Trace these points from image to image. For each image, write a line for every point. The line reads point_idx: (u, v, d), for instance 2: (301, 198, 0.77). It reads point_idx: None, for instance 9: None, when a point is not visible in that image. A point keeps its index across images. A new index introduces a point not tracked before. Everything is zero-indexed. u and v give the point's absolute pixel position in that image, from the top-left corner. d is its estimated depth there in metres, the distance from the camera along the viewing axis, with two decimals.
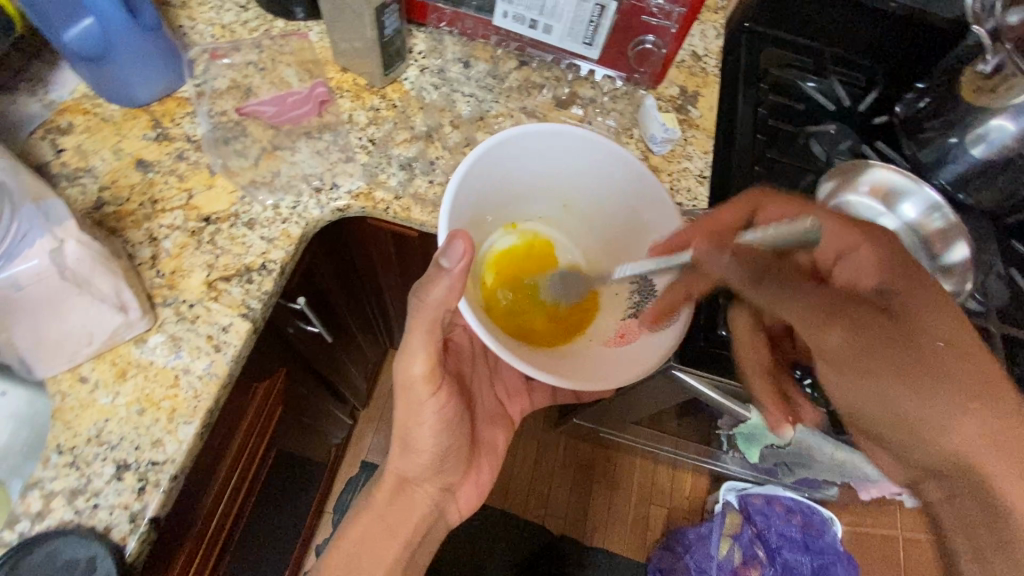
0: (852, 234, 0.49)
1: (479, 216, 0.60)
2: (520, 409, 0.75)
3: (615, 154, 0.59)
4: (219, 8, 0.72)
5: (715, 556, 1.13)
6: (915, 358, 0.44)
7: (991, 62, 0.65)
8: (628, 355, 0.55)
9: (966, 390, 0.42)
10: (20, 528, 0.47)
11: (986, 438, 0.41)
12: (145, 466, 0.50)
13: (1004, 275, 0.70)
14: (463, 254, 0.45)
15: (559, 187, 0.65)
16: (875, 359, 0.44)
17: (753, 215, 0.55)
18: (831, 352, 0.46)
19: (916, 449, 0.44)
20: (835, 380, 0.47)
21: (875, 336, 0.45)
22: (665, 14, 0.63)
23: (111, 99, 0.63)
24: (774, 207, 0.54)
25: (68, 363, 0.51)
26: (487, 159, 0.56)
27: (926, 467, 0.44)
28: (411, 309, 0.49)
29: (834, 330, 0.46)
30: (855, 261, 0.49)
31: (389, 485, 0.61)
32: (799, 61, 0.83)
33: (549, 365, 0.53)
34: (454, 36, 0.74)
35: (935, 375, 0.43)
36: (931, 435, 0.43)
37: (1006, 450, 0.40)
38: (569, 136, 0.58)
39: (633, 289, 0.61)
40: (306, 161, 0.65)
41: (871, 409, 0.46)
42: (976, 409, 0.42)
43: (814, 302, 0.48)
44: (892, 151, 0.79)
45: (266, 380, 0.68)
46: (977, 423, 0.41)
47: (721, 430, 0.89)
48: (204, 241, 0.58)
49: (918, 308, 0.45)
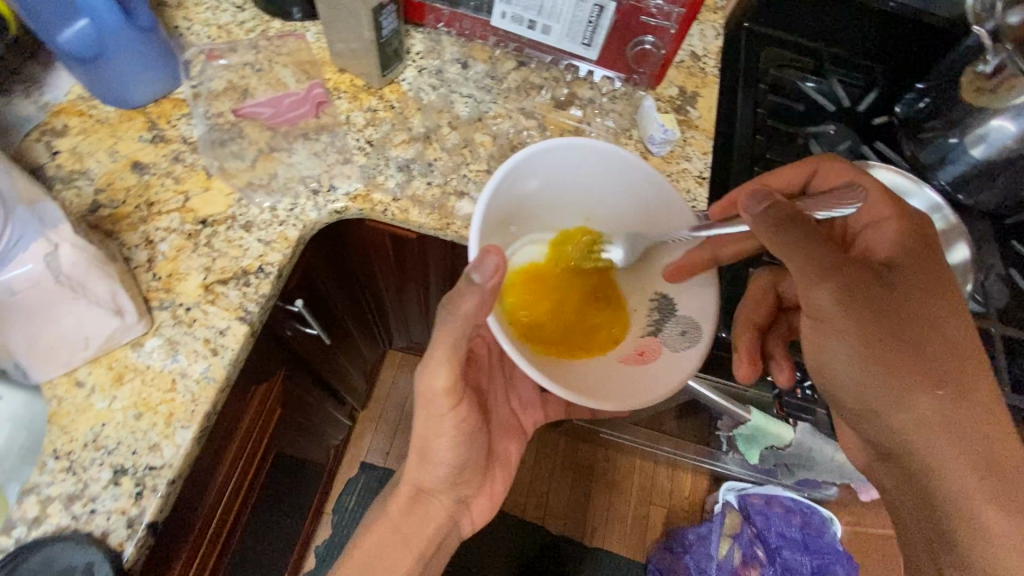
0: (886, 205, 0.53)
1: (504, 224, 0.58)
2: (533, 420, 0.74)
3: (641, 171, 0.58)
4: (215, 9, 0.71)
5: (715, 556, 1.11)
6: (915, 340, 0.46)
7: (992, 62, 0.65)
8: (649, 374, 0.55)
9: (938, 373, 0.46)
10: (16, 534, 0.47)
11: (936, 415, 0.45)
12: (142, 471, 0.49)
13: (1004, 276, 0.70)
14: (495, 269, 0.46)
15: (583, 200, 0.63)
16: (860, 319, 0.46)
17: (812, 178, 0.58)
18: (817, 306, 0.47)
19: (869, 424, 0.48)
20: (814, 338, 0.49)
21: (875, 301, 0.46)
22: (664, 15, 0.63)
23: (106, 100, 0.63)
24: (832, 169, 0.56)
25: (64, 367, 0.51)
26: (514, 171, 0.55)
27: (888, 438, 0.48)
28: (437, 325, 0.48)
29: (825, 286, 0.46)
30: (881, 233, 0.53)
31: (404, 494, 0.61)
32: (799, 61, 0.83)
33: (570, 381, 0.52)
34: (451, 36, 0.73)
35: (926, 353, 0.46)
36: (895, 408, 0.46)
37: (954, 431, 0.45)
38: (594, 153, 0.57)
39: (653, 307, 0.60)
40: (303, 163, 0.64)
41: (842, 378, 0.48)
42: (915, 378, 0.46)
43: (820, 255, 0.46)
44: (892, 152, 0.79)
45: (265, 382, 0.68)
46: (935, 402, 0.45)
47: (720, 431, 0.90)
48: (200, 244, 0.58)
49: (914, 290, 0.48)
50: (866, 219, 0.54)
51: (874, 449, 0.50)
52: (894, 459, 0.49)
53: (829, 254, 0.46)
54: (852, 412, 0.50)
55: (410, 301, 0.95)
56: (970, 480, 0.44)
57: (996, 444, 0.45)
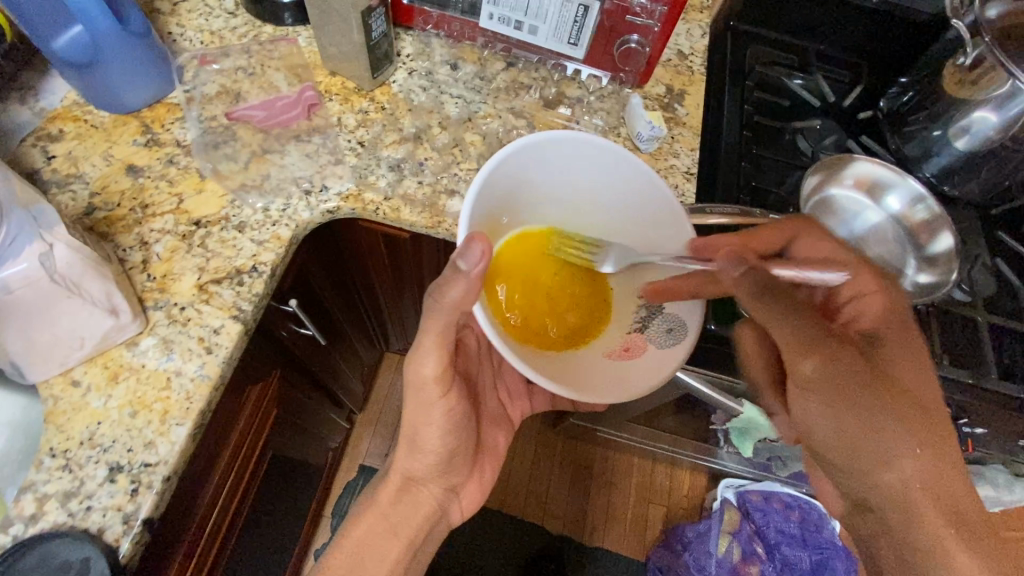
0: (871, 282, 0.55)
1: (501, 212, 0.58)
2: (521, 412, 0.75)
3: (611, 147, 0.57)
4: (207, 15, 0.72)
5: (715, 553, 1.11)
6: (882, 394, 0.47)
7: (971, 56, 0.64)
8: (631, 369, 0.55)
9: (918, 433, 0.47)
10: (13, 531, 0.47)
11: (920, 480, 0.46)
12: (137, 468, 0.50)
13: (992, 266, 0.72)
14: (481, 256, 0.45)
15: (584, 197, 0.63)
16: (839, 399, 0.47)
17: (788, 244, 0.58)
18: (804, 374, 0.48)
19: (859, 481, 0.48)
20: (799, 401, 0.49)
21: (849, 369, 0.47)
22: (648, 13, 0.64)
23: (101, 106, 0.64)
24: (810, 245, 0.57)
25: (59, 367, 0.51)
26: (516, 160, 0.55)
27: (860, 494, 0.49)
28: (425, 310, 0.49)
29: (811, 357, 0.47)
30: (863, 306, 0.54)
31: (396, 483, 0.61)
32: (785, 58, 0.85)
33: (557, 374, 0.53)
34: (440, 38, 0.74)
35: (892, 400, 0.47)
36: (872, 471, 0.47)
37: (932, 493, 0.46)
38: (556, 140, 0.56)
39: (642, 303, 0.60)
40: (295, 164, 0.65)
41: (827, 434, 0.49)
42: (914, 439, 0.46)
43: (797, 328, 0.48)
44: (879, 145, 0.80)
45: (261, 382, 0.69)
46: (920, 465, 0.46)
47: (716, 424, 0.92)
48: (194, 244, 0.59)
49: (892, 357, 0.52)
50: (848, 291, 0.55)
51: (850, 503, 0.50)
52: (877, 511, 0.48)
53: (807, 327, 0.48)
54: (831, 467, 0.50)
55: (405, 302, 0.96)
56: (941, 525, 0.45)
57: (947, 475, 0.46)
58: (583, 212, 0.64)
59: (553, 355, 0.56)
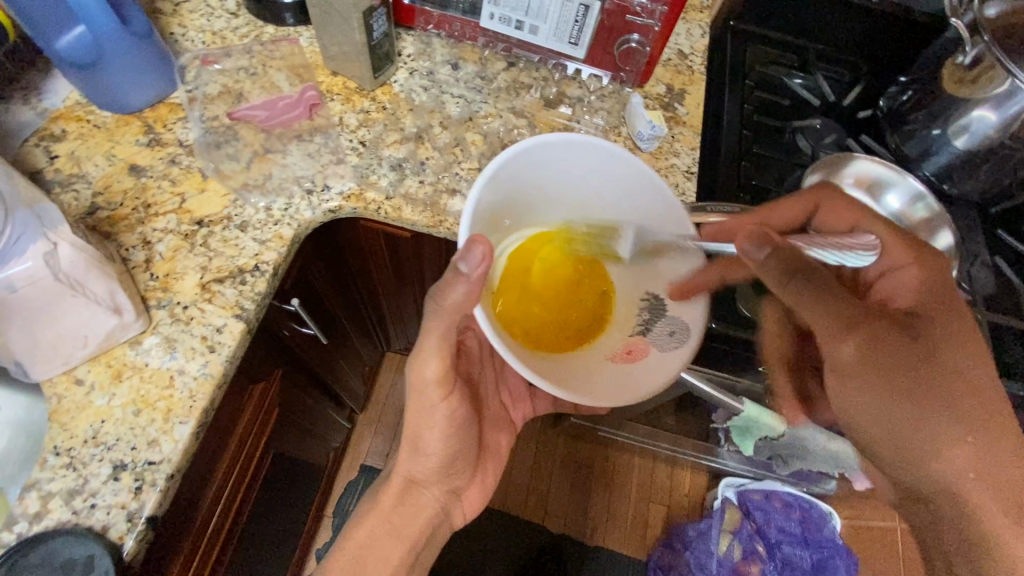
0: (905, 255, 0.56)
1: (498, 218, 0.58)
2: (522, 412, 0.76)
3: (610, 151, 0.57)
4: (209, 16, 0.73)
5: (715, 553, 1.12)
6: (923, 371, 0.49)
7: (971, 53, 0.65)
8: (632, 372, 0.55)
9: (964, 422, 0.48)
10: (17, 529, 0.47)
11: (970, 466, 0.48)
12: (141, 466, 0.50)
13: (990, 264, 0.72)
14: (483, 257, 0.45)
15: (583, 200, 0.62)
16: (877, 390, 0.49)
17: (815, 212, 0.61)
18: (841, 360, 0.50)
19: (912, 470, 0.50)
20: (841, 395, 0.52)
21: (888, 354, 0.49)
22: (648, 13, 0.64)
23: (103, 107, 0.64)
24: (836, 207, 0.60)
25: (63, 366, 0.52)
26: (516, 163, 0.54)
27: (928, 487, 0.49)
28: (426, 314, 0.49)
29: (848, 342, 0.50)
30: (899, 280, 0.56)
31: (400, 481, 0.61)
32: (784, 58, 0.85)
33: (560, 377, 0.53)
34: (441, 38, 0.75)
35: (933, 384, 0.49)
36: (918, 465, 0.49)
37: (987, 482, 0.47)
38: (570, 144, 0.56)
39: (642, 307, 0.60)
40: (297, 164, 0.66)
41: (876, 427, 0.50)
42: (960, 425, 0.48)
43: (831, 308, 0.50)
44: (877, 143, 0.81)
45: (263, 381, 0.69)
46: (970, 451, 0.48)
47: (716, 423, 0.92)
48: (197, 243, 0.59)
49: (936, 337, 0.51)
50: (884, 264, 0.57)
51: (900, 493, 0.52)
52: (927, 503, 0.50)
53: (841, 310, 0.50)
54: (884, 463, 0.52)
55: (406, 302, 0.96)
56: (996, 510, 0.47)
57: (1007, 477, 0.47)
58: (581, 215, 0.64)
59: (556, 360, 0.56)
